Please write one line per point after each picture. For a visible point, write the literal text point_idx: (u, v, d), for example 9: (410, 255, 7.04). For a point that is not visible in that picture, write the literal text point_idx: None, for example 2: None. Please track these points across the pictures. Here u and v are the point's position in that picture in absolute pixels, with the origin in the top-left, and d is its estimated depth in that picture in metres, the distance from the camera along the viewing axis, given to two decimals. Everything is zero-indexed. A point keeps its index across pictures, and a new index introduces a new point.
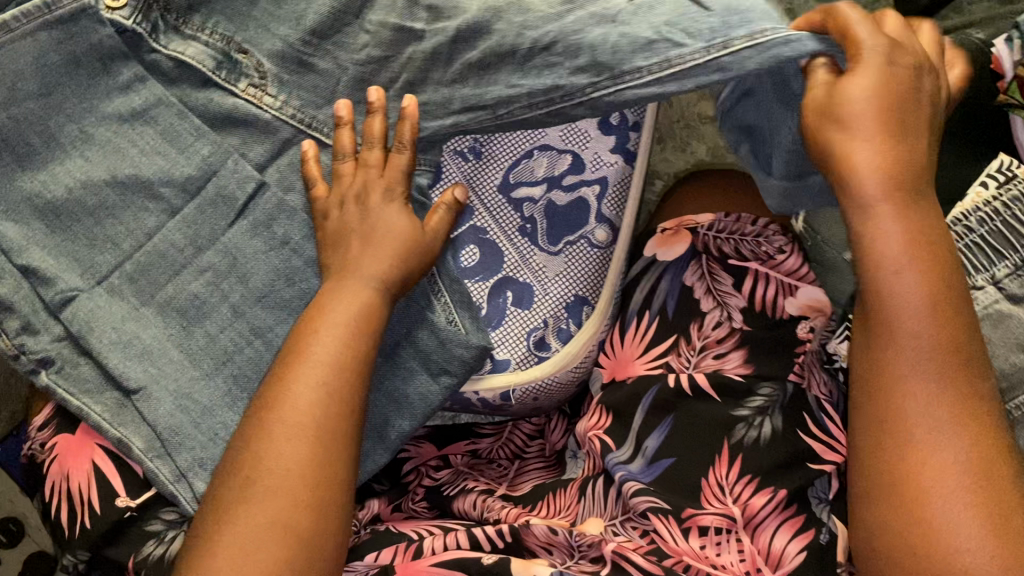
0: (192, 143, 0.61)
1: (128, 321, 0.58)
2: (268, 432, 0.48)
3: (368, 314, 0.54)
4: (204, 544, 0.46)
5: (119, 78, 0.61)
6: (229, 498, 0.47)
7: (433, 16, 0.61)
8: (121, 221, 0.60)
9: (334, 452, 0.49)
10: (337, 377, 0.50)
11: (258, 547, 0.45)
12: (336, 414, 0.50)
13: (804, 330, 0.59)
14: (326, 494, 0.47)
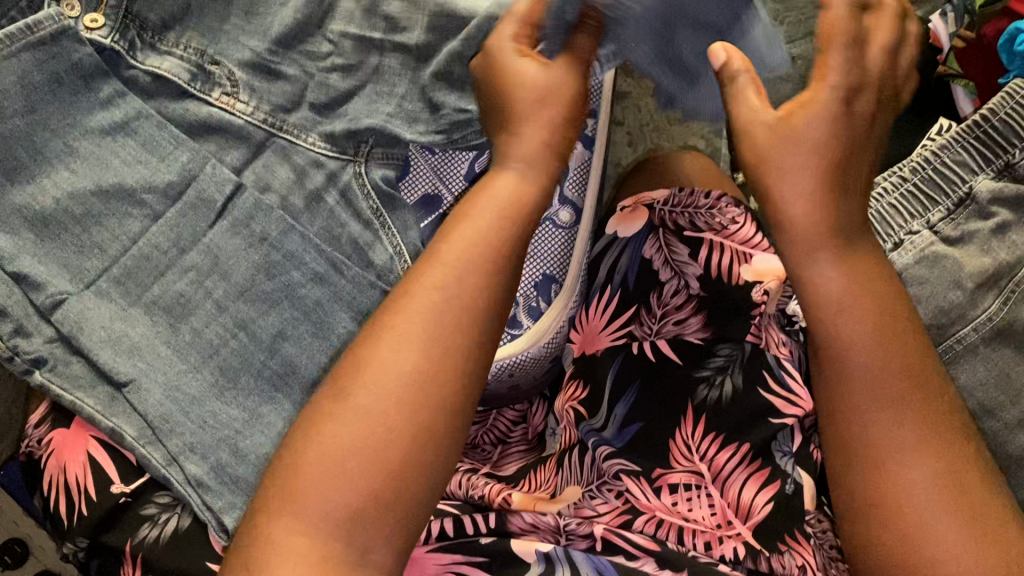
0: (171, 151, 0.65)
1: (117, 321, 0.60)
2: (396, 341, 0.43)
3: (523, 205, 0.48)
4: (305, 437, 0.42)
5: (99, 94, 0.64)
6: (329, 402, 0.42)
7: (390, 27, 0.68)
8: (107, 228, 0.62)
9: (451, 387, 0.43)
10: (478, 283, 0.45)
11: (354, 450, 0.41)
12: (465, 334, 0.44)
13: (759, 294, 0.61)
14: (432, 419, 0.42)
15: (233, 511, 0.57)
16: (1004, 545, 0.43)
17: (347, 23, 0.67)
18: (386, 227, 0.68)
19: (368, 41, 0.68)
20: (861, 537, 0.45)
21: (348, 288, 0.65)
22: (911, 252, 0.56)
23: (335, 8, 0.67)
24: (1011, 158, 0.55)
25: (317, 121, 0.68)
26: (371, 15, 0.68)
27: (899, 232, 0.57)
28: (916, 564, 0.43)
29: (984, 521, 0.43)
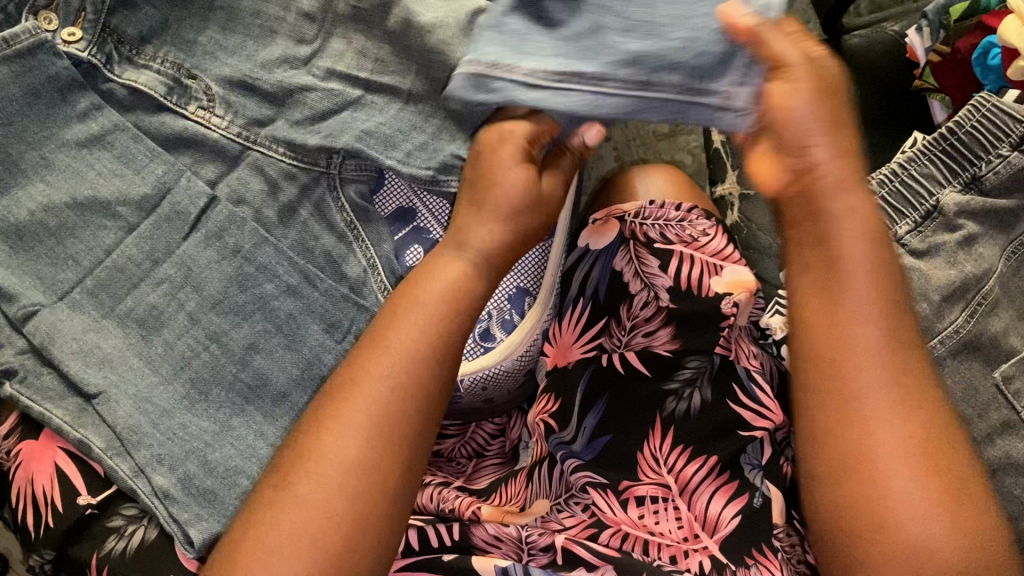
0: (147, 164, 0.65)
1: (89, 332, 0.60)
2: (339, 425, 0.46)
3: (462, 296, 0.51)
4: (251, 538, 0.43)
5: (76, 107, 0.64)
6: (273, 500, 0.44)
7: (378, 67, 0.67)
8: (81, 241, 0.63)
9: (391, 469, 0.45)
10: (417, 363, 0.47)
11: (297, 555, 0.42)
12: (409, 411, 0.47)
13: (729, 306, 0.61)
14: (377, 493, 0.45)
15: (199, 524, 0.57)
16: (973, 518, 0.41)
17: (335, 62, 0.67)
18: (360, 239, 0.68)
19: (353, 78, 0.67)
20: (819, 496, 0.44)
21: (321, 301, 0.65)
22: None
23: (324, 48, 0.68)
24: (977, 171, 0.58)
25: (293, 133, 0.66)
26: (361, 57, 0.67)
27: None
28: (879, 517, 0.42)
29: (951, 488, 0.42)
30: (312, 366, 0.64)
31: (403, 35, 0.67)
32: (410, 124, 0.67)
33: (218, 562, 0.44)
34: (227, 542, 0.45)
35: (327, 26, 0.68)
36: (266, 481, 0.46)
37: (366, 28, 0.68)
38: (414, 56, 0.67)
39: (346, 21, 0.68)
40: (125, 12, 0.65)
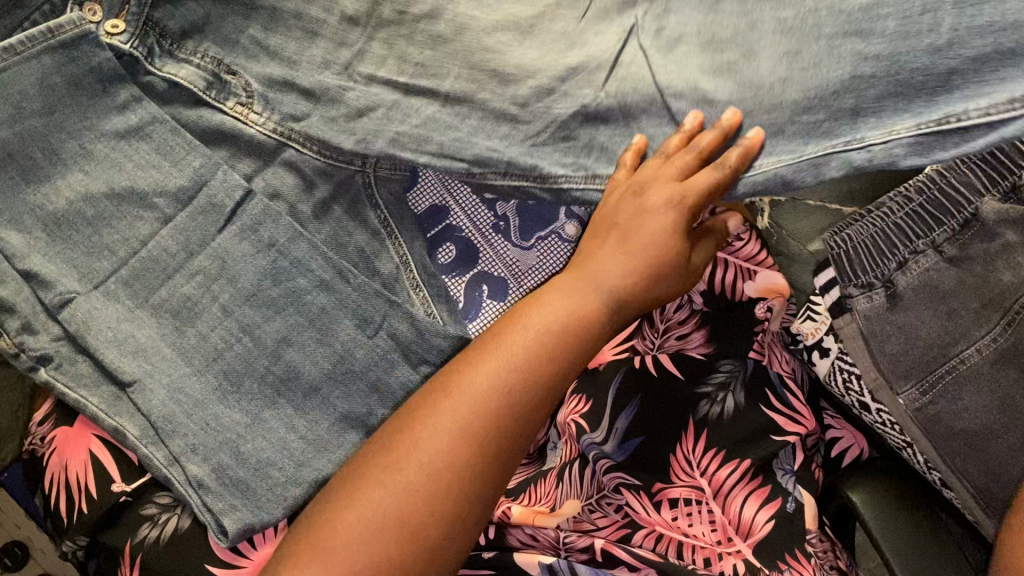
0: (184, 157, 0.65)
1: (123, 322, 0.61)
2: (437, 420, 0.51)
3: (578, 326, 0.55)
4: (351, 497, 0.49)
5: (116, 99, 0.65)
6: (376, 471, 0.50)
7: (419, 72, 0.66)
8: (117, 231, 0.63)
9: (479, 468, 0.50)
10: (522, 384, 0.52)
11: (385, 523, 0.48)
12: (505, 429, 0.51)
13: (762, 310, 0.63)
14: (463, 487, 0.50)
15: (233, 513, 0.58)
16: None
17: (376, 68, 0.66)
18: (393, 236, 0.68)
19: (393, 83, 0.66)
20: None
21: (354, 297, 0.65)
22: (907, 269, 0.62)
23: (366, 50, 0.67)
24: (1018, 179, 0.54)
25: (325, 131, 0.65)
26: (402, 61, 0.66)
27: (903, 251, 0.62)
28: None
29: None
30: (343, 360, 0.63)
31: (455, 37, 0.65)
32: (443, 124, 0.64)
33: (319, 515, 0.50)
34: (330, 497, 0.50)
35: (370, 31, 0.67)
36: (375, 448, 0.52)
37: (409, 33, 0.66)
38: (460, 59, 0.65)
39: (390, 25, 0.67)
40: (168, 7, 0.66)
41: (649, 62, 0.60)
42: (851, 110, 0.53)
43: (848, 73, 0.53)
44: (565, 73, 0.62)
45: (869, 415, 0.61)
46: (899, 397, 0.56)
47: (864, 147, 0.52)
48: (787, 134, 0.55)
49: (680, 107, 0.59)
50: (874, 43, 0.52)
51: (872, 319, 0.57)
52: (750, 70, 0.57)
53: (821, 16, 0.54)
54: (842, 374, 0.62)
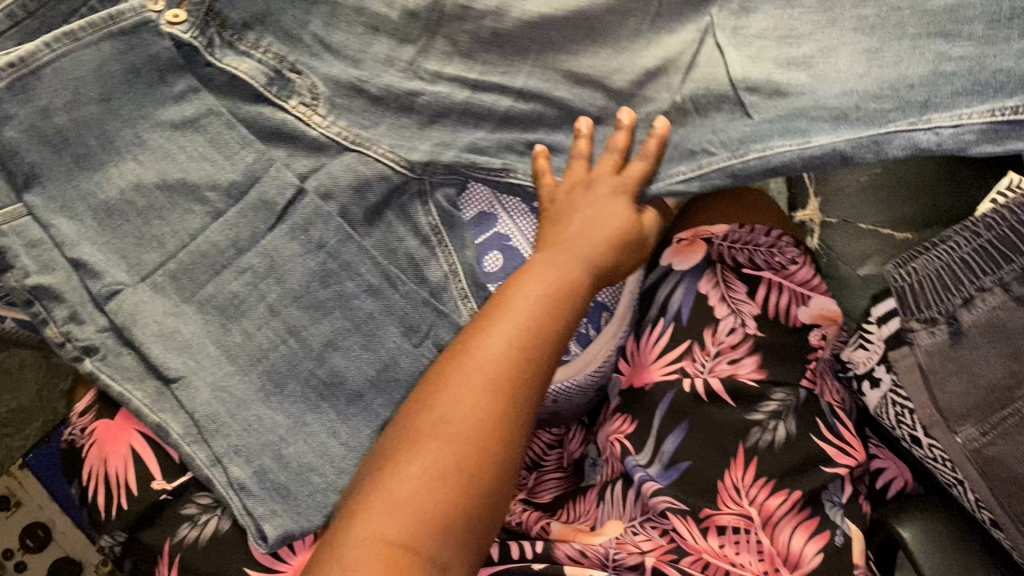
0: (237, 151, 0.65)
1: (169, 316, 0.61)
2: (464, 378, 0.51)
3: (571, 285, 0.57)
4: (392, 467, 0.48)
5: (174, 88, 0.65)
6: (413, 437, 0.49)
7: (486, 70, 0.66)
8: (167, 223, 0.63)
9: (514, 418, 0.50)
10: (538, 335, 0.54)
11: (435, 479, 0.47)
12: (529, 374, 0.52)
13: (816, 338, 0.62)
14: (504, 435, 0.49)
15: (274, 519, 0.57)
16: None
17: (443, 65, 0.67)
18: (444, 244, 0.67)
19: (461, 82, 0.67)
20: None
21: (402, 304, 0.64)
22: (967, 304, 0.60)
23: (429, 47, 0.66)
24: None
25: (399, 138, 0.67)
26: (469, 59, 0.66)
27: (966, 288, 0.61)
28: None
29: None
30: (388, 367, 0.63)
31: (523, 38, 0.65)
32: (521, 125, 0.67)
33: (359, 493, 0.48)
34: (364, 479, 0.49)
35: (432, 26, 0.66)
36: (395, 427, 0.51)
37: (476, 31, 0.66)
38: (533, 59, 0.66)
39: (452, 21, 0.66)
40: None
41: (726, 60, 0.62)
42: (921, 103, 0.54)
43: (928, 70, 0.55)
44: (642, 78, 0.64)
45: (920, 449, 0.60)
46: (957, 436, 0.55)
47: (930, 129, 0.53)
48: (851, 120, 0.56)
49: (752, 100, 0.60)
50: (958, 46, 0.55)
51: (933, 355, 0.56)
52: (826, 67, 0.58)
53: (904, 17, 0.57)
54: (895, 407, 0.61)
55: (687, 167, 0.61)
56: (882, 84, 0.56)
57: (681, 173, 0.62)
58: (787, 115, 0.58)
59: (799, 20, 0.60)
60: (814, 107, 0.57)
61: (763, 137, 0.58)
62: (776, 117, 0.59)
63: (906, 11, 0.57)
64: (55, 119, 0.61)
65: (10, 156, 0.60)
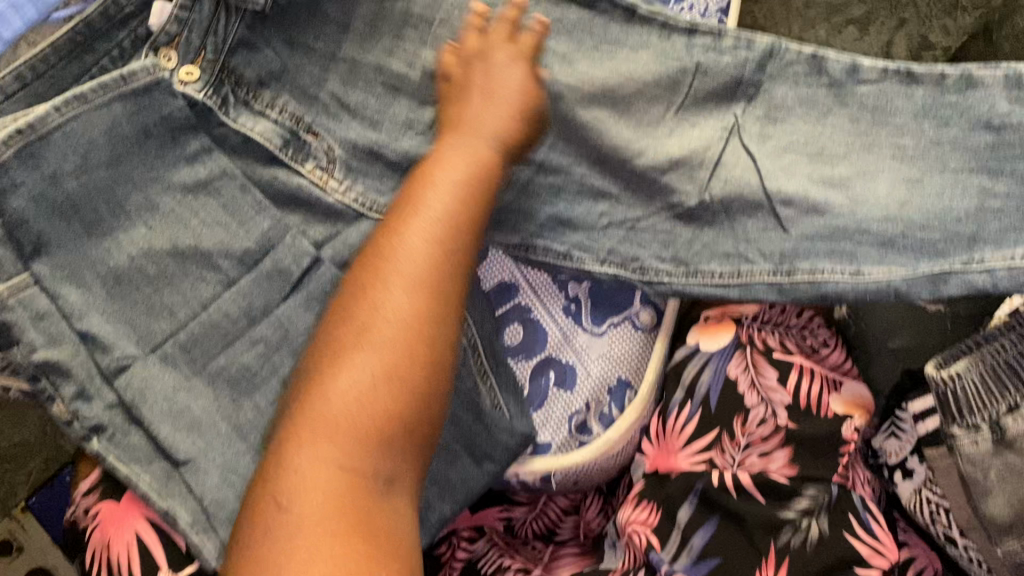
0: (253, 218, 0.63)
1: (180, 391, 0.59)
2: (388, 285, 0.52)
3: (482, 175, 0.57)
4: (322, 378, 0.50)
5: (186, 149, 0.63)
6: (340, 350, 0.51)
7: None
8: (179, 291, 0.61)
9: (441, 317, 0.52)
10: (448, 229, 0.54)
11: (372, 386, 0.49)
12: (451, 268, 0.54)
13: (850, 430, 0.60)
14: (434, 331, 0.52)
15: None
16: None
17: None
18: None
19: None
20: None
21: None
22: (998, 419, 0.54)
23: None
24: None
25: None
26: None
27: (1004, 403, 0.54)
28: None
29: None
30: None
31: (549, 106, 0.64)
32: (540, 198, 0.65)
33: (291, 409, 0.50)
34: (294, 397, 0.51)
35: None
36: (319, 340, 0.52)
37: None
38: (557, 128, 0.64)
39: None
40: (245, 53, 0.65)
41: (757, 164, 0.61)
42: (970, 238, 0.55)
43: (974, 206, 0.56)
44: (668, 164, 0.63)
45: (954, 549, 0.56)
46: (1000, 549, 0.52)
47: (984, 270, 0.54)
48: (897, 248, 0.57)
49: (788, 214, 0.60)
50: (1003, 182, 0.56)
51: (976, 464, 0.52)
52: (864, 188, 0.58)
53: (946, 152, 0.57)
54: (929, 505, 0.58)
55: (725, 270, 0.61)
56: (929, 215, 0.56)
57: (717, 272, 0.62)
58: (829, 235, 0.59)
59: (832, 136, 0.61)
60: (856, 229, 0.58)
61: (807, 256, 0.59)
62: (817, 236, 0.59)
63: (947, 146, 0.57)
64: (64, 185, 0.59)
65: (17, 225, 0.57)
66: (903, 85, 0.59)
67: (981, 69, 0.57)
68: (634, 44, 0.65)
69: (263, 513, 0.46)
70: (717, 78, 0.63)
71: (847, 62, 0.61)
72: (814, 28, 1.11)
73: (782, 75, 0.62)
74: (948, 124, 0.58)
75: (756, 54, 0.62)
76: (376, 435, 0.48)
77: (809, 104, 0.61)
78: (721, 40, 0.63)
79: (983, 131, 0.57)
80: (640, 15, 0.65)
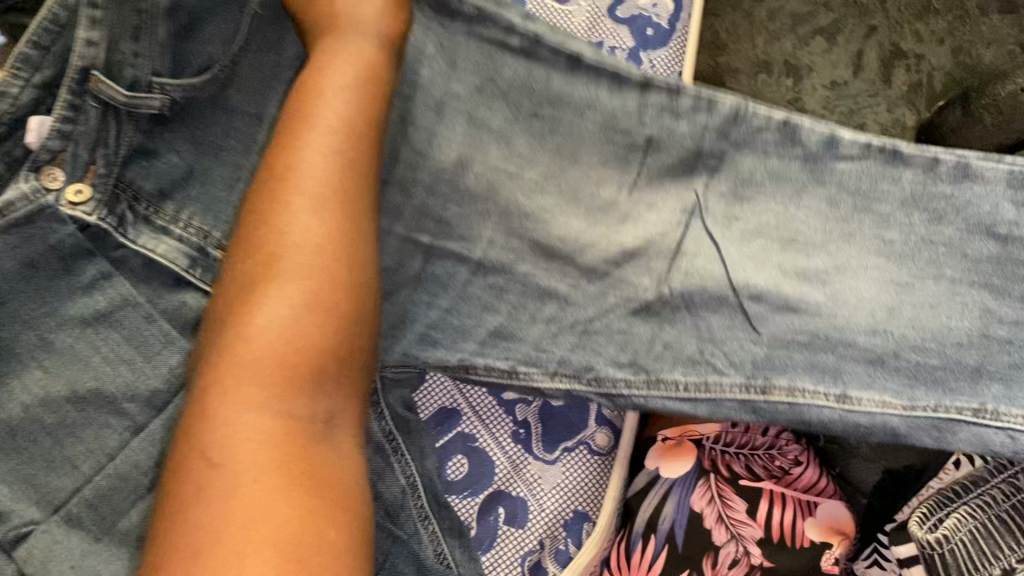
0: (159, 352, 0.56)
1: (89, 556, 0.53)
2: (291, 207, 0.48)
3: (372, 82, 0.54)
4: (237, 322, 0.46)
5: (81, 278, 0.55)
6: (249, 291, 0.46)
7: (441, 231, 0.59)
8: (82, 441, 0.54)
9: (356, 235, 0.49)
10: (350, 146, 0.51)
11: (298, 317, 0.45)
12: (357, 181, 0.51)
13: (828, 561, 0.65)
14: (350, 246, 0.48)
15: None
16: None
17: (391, 220, 0.59)
18: (399, 451, 0.59)
19: (412, 243, 0.59)
20: None
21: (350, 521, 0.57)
22: None
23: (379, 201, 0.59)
24: None
25: None
26: (422, 216, 0.59)
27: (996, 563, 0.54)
28: None
29: None
30: None
31: (485, 195, 0.58)
32: (480, 303, 0.59)
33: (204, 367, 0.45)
34: (207, 347, 0.46)
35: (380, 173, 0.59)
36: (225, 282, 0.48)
37: (429, 185, 0.58)
38: (495, 221, 0.58)
39: (405, 168, 0.58)
40: (143, 162, 0.57)
41: (721, 254, 0.56)
42: (974, 369, 0.51)
43: (977, 330, 0.52)
44: (621, 255, 0.57)
45: None
46: None
47: (1000, 427, 0.50)
48: (889, 367, 0.52)
49: (758, 311, 0.55)
50: (1011, 306, 0.52)
51: None
52: (847, 286, 0.54)
53: (940, 255, 0.53)
54: None
55: (690, 380, 0.55)
56: (921, 333, 0.52)
57: (679, 381, 0.55)
58: (812, 347, 0.53)
59: (805, 220, 0.55)
60: (838, 335, 0.53)
61: (785, 369, 0.53)
62: (796, 339, 0.54)
63: (942, 247, 0.53)
64: None
65: None
66: (887, 166, 0.54)
67: (983, 160, 0.53)
68: (579, 103, 0.57)
69: (192, 468, 0.41)
70: (671, 153, 0.57)
71: (826, 132, 0.55)
72: (780, 41, 0.99)
73: (750, 146, 0.56)
74: (941, 219, 0.53)
75: (718, 118, 0.56)
76: (307, 374, 0.45)
77: (781, 179, 0.56)
78: (678, 99, 0.56)
79: (986, 238, 0.53)
80: (586, 65, 0.57)
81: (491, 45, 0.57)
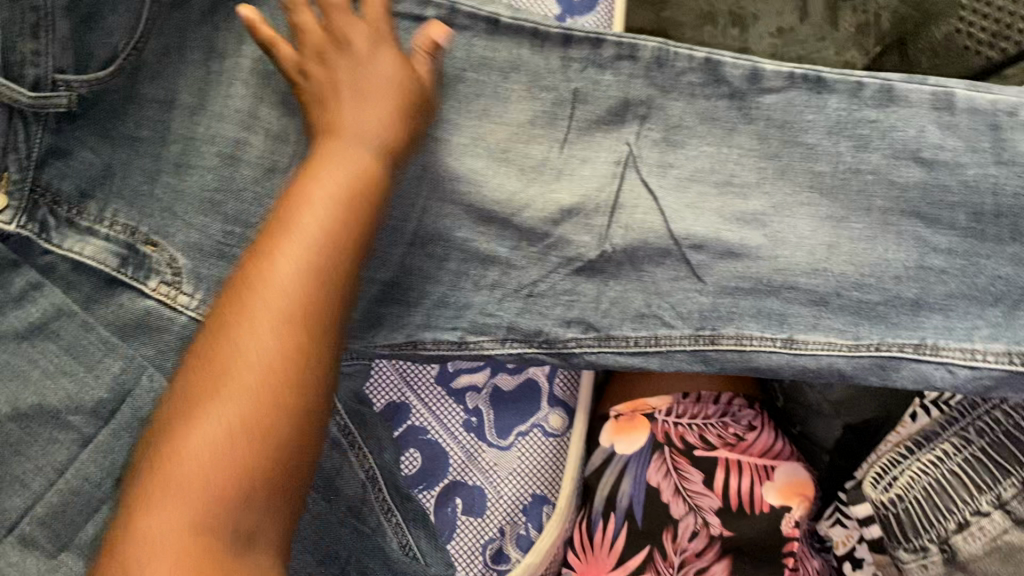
0: (101, 360, 0.54)
1: None
2: (254, 328, 0.41)
3: (364, 191, 0.46)
4: (173, 434, 0.39)
5: (11, 289, 0.53)
6: (191, 402, 0.40)
7: None
8: (30, 458, 0.51)
9: (314, 379, 0.41)
10: (329, 254, 0.43)
11: (228, 450, 0.39)
12: (330, 310, 0.43)
13: (788, 524, 0.61)
14: (305, 387, 0.41)
15: None
16: None
17: None
18: (356, 445, 0.59)
19: None
20: None
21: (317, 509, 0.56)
22: (978, 541, 0.53)
23: None
24: None
25: None
26: None
27: (965, 509, 0.54)
28: None
29: None
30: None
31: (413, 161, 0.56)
32: (421, 273, 0.57)
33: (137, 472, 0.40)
34: (143, 451, 0.41)
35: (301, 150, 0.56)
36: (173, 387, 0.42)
37: None
38: (428, 188, 0.56)
39: None
40: (58, 163, 0.56)
41: (659, 204, 0.55)
42: (914, 302, 0.51)
43: (914, 262, 0.51)
44: (559, 214, 0.56)
45: None
46: None
47: (939, 363, 0.50)
48: (832, 306, 0.52)
49: (700, 260, 0.54)
50: (944, 236, 0.51)
51: None
52: (783, 227, 0.53)
53: (869, 185, 0.52)
54: None
55: (640, 335, 0.55)
56: (860, 268, 0.52)
57: (630, 337, 0.55)
58: (756, 292, 0.53)
59: (739, 160, 0.54)
60: (780, 277, 0.53)
61: (730, 318, 0.53)
62: (738, 286, 0.53)
63: (868, 176, 0.52)
64: None
65: None
66: (811, 93, 0.53)
67: (906, 83, 0.51)
68: (504, 67, 0.56)
69: None
70: (598, 104, 0.56)
71: (749, 67, 0.54)
72: None
73: (675, 88, 0.55)
74: (867, 146, 0.52)
75: (641, 66, 0.55)
76: (231, 494, 0.38)
77: (711, 120, 0.55)
78: (600, 48, 0.55)
79: (912, 163, 0.51)
80: (504, 26, 0.56)
81: (405, 19, 0.56)
